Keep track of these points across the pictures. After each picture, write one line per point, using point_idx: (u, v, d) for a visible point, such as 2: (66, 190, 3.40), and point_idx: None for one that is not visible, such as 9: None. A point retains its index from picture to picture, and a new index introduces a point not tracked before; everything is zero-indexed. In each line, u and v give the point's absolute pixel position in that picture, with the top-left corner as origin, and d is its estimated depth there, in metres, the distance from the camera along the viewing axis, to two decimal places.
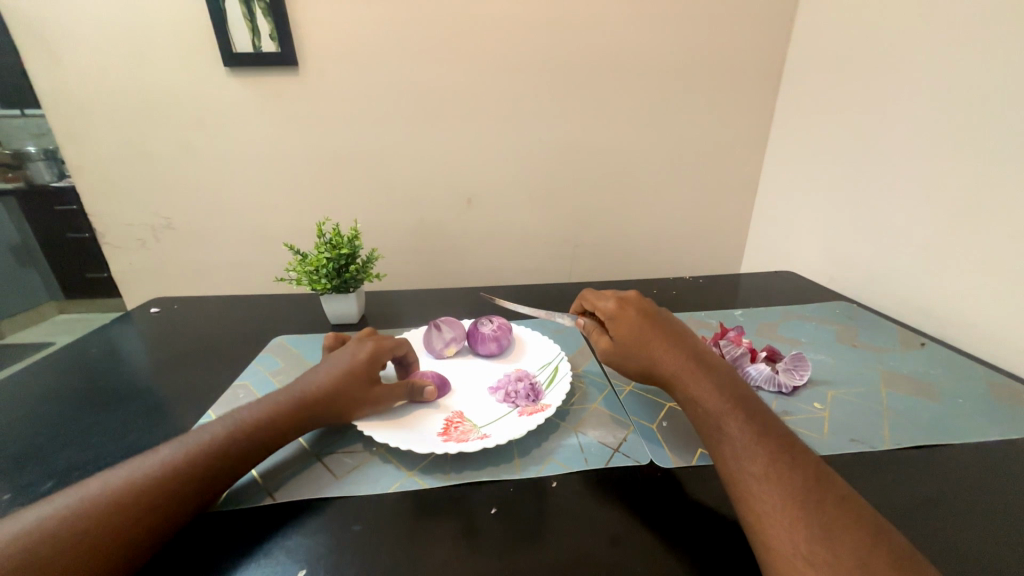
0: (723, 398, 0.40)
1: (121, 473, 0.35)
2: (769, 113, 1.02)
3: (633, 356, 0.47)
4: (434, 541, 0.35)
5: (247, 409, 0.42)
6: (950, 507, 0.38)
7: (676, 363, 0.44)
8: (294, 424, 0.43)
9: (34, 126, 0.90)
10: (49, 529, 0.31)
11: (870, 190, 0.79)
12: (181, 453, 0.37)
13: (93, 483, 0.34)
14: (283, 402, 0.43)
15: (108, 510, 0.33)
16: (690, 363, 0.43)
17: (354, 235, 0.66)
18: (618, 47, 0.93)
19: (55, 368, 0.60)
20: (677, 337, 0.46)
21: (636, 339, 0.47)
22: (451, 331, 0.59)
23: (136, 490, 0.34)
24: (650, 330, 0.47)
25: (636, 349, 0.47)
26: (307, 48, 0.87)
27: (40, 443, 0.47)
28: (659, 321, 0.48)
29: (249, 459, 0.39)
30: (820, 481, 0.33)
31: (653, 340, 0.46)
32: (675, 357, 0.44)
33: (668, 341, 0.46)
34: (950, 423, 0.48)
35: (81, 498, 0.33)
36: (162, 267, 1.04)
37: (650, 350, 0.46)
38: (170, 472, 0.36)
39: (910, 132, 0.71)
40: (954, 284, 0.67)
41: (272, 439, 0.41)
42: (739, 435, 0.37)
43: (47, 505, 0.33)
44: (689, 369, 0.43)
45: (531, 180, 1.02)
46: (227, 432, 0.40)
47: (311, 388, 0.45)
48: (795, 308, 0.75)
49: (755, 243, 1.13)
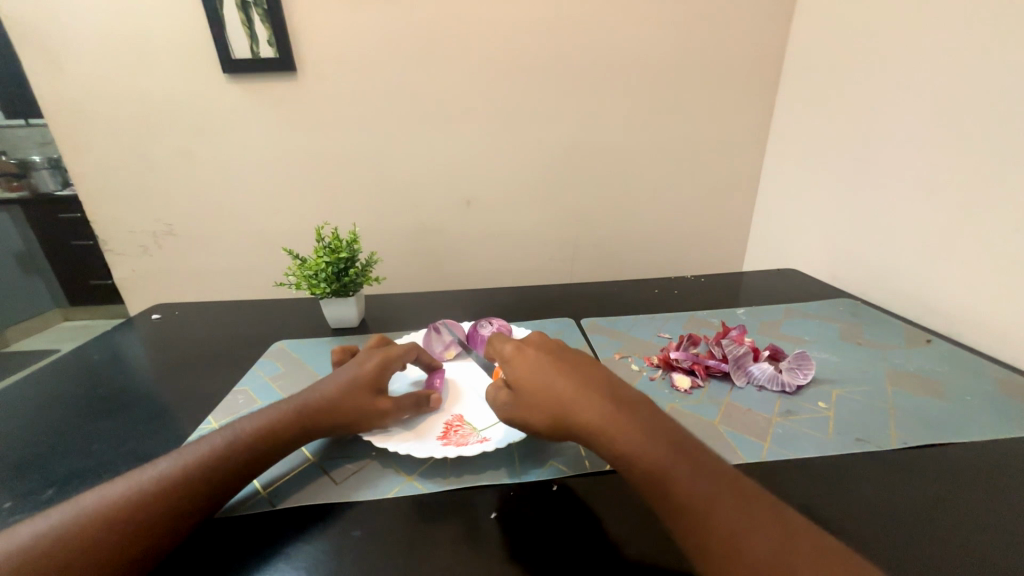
0: (655, 445, 0.35)
1: (118, 486, 0.35)
2: (769, 109, 1.02)
3: (542, 407, 0.40)
4: (433, 547, 0.35)
5: (246, 420, 0.42)
6: (958, 507, 0.38)
7: (593, 409, 0.38)
8: (296, 432, 0.42)
9: (39, 135, 0.91)
10: (47, 546, 0.31)
11: (873, 186, 0.78)
12: (181, 465, 0.37)
13: (90, 496, 0.34)
14: (283, 411, 0.43)
15: (100, 528, 0.32)
16: (608, 406, 0.38)
17: (353, 238, 0.66)
18: (616, 46, 0.92)
19: (56, 375, 0.60)
20: (580, 376, 0.41)
21: (540, 385, 0.41)
22: (451, 333, 0.60)
23: (130, 506, 0.34)
24: (554, 371, 0.41)
25: (543, 397, 0.40)
26: (306, 53, 0.87)
27: (40, 452, 0.47)
28: (559, 359, 0.43)
29: (250, 469, 0.39)
30: (784, 529, 0.30)
31: (560, 383, 0.40)
32: (591, 400, 0.38)
33: (578, 381, 0.40)
34: (957, 421, 0.48)
35: (78, 512, 0.33)
36: (162, 273, 1.05)
37: (563, 397, 0.39)
38: (168, 485, 0.35)
39: (911, 127, 0.71)
40: (959, 279, 0.66)
41: (274, 448, 0.41)
42: (686, 488, 0.32)
43: (46, 519, 0.33)
44: (609, 414, 0.37)
45: (531, 180, 1.02)
46: (224, 443, 0.39)
47: (311, 399, 0.44)
48: (798, 306, 0.75)
49: (757, 241, 1.12)
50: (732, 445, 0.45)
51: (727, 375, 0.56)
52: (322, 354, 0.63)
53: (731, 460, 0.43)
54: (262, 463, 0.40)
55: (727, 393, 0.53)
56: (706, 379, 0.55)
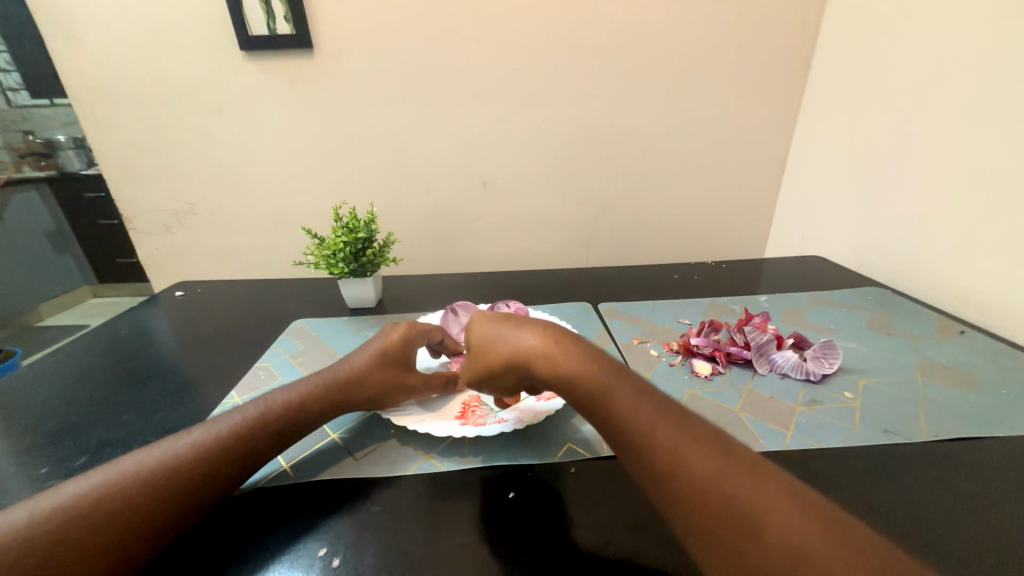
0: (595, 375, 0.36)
1: (154, 452, 0.36)
2: (801, 88, 0.97)
3: (487, 347, 0.42)
4: (450, 522, 0.35)
5: (277, 393, 0.42)
6: (990, 503, 0.36)
7: (540, 348, 0.38)
8: (331, 406, 0.43)
9: (63, 114, 0.94)
10: (87, 506, 0.32)
11: (908, 169, 0.74)
12: (215, 435, 0.37)
13: (127, 460, 0.35)
14: (317, 384, 0.44)
15: (134, 490, 0.33)
16: (549, 338, 0.39)
17: (370, 218, 0.66)
18: (640, 21, 0.88)
19: (86, 348, 0.62)
20: (526, 323, 0.41)
21: (490, 336, 0.42)
22: (468, 315, 0.59)
23: (164, 472, 0.34)
24: (504, 321, 0.42)
25: (494, 346, 0.41)
26: (321, 30, 0.85)
27: (73, 421, 0.49)
28: (511, 312, 0.44)
29: (279, 442, 0.40)
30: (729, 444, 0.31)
31: (507, 332, 0.41)
32: (537, 340, 0.39)
33: (526, 326, 0.41)
34: (993, 415, 0.46)
35: (116, 475, 0.34)
36: (184, 252, 1.07)
37: (511, 339, 0.40)
38: (202, 454, 0.36)
39: (952, 106, 0.67)
40: (998, 268, 0.63)
41: (304, 422, 0.42)
42: (632, 406, 0.33)
43: (86, 480, 0.34)
44: (541, 346, 0.38)
45: (548, 161, 1.00)
46: (255, 414, 0.40)
47: (343, 373, 0.45)
48: (824, 294, 0.73)
49: (781, 227, 1.09)
50: (754, 433, 0.44)
51: (749, 362, 0.54)
52: (341, 332, 0.64)
53: (752, 448, 0.42)
54: (290, 438, 0.41)
55: (749, 381, 0.52)
56: (727, 366, 0.54)
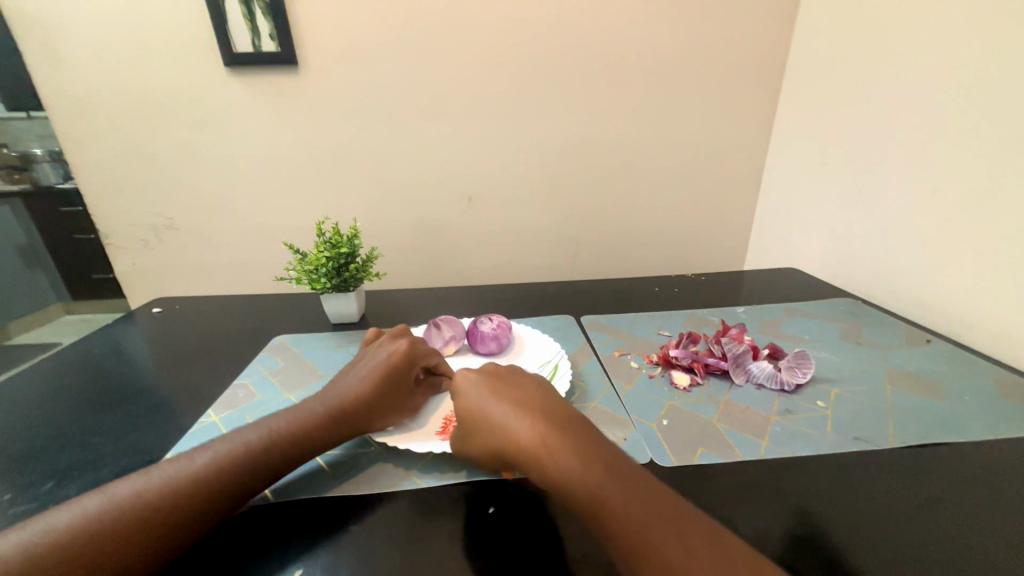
0: (560, 458, 0.35)
1: (148, 479, 0.35)
2: (773, 108, 1.01)
3: (482, 431, 0.40)
4: (431, 539, 0.35)
5: (280, 418, 0.42)
6: (956, 506, 0.38)
7: (518, 428, 0.38)
8: (332, 432, 0.42)
9: (40, 128, 0.91)
10: (79, 535, 0.32)
11: (876, 186, 0.77)
12: (212, 461, 0.37)
13: (122, 487, 0.35)
14: (318, 412, 0.43)
15: (126, 522, 0.33)
16: (540, 431, 0.37)
17: (353, 234, 0.65)
18: (620, 43, 0.92)
19: (56, 367, 0.61)
20: (518, 404, 0.40)
21: (478, 414, 0.41)
22: (450, 330, 0.59)
23: (154, 503, 0.34)
24: (492, 398, 0.42)
25: (480, 424, 0.41)
26: (308, 47, 0.87)
27: (41, 443, 0.47)
28: (500, 385, 0.43)
29: (268, 472, 0.38)
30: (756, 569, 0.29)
31: (495, 412, 0.40)
32: (517, 418, 0.39)
33: (515, 409, 0.40)
34: (955, 421, 0.48)
35: (112, 500, 0.34)
36: (163, 267, 1.05)
37: (501, 428, 0.39)
38: (198, 483, 0.35)
39: (912, 128, 0.71)
40: (959, 280, 0.66)
41: (308, 445, 0.41)
42: (619, 504, 0.32)
43: (80, 505, 0.34)
44: (534, 436, 0.37)
45: (532, 177, 1.02)
46: (240, 441, 0.39)
47: (343, 400, 0.44)
48: (799, 305, 0.75)
49: (758, 240, 1.12)
50: (730, 443, 0.45)
51: (726, 373, 0.56)
52: (322, 348, 0.64)
53: (728, 459, 0.43)
54: (280, 468, 0.39)
55: (726, 391, 0.53)
56: (705, 377, 0.55)
